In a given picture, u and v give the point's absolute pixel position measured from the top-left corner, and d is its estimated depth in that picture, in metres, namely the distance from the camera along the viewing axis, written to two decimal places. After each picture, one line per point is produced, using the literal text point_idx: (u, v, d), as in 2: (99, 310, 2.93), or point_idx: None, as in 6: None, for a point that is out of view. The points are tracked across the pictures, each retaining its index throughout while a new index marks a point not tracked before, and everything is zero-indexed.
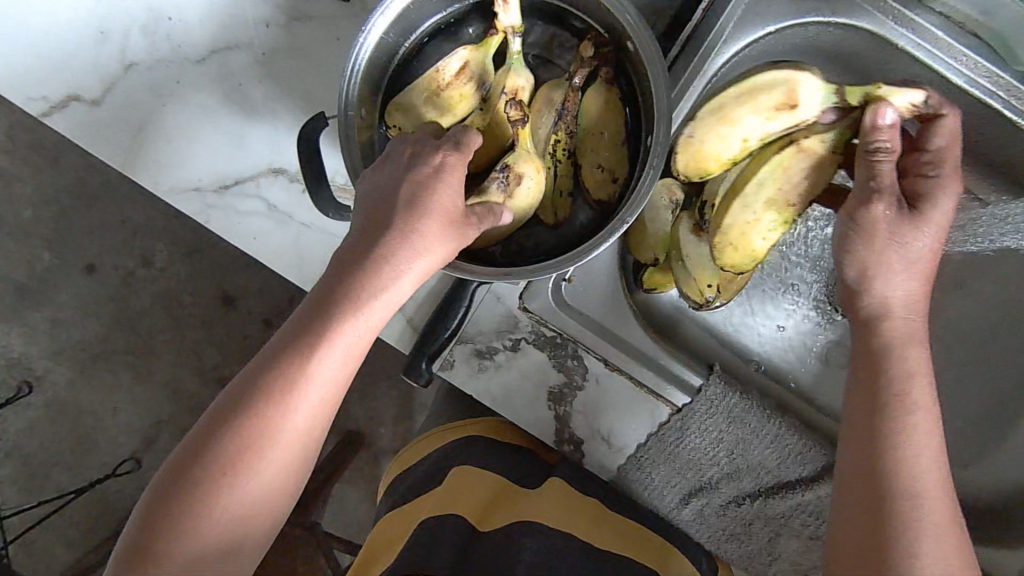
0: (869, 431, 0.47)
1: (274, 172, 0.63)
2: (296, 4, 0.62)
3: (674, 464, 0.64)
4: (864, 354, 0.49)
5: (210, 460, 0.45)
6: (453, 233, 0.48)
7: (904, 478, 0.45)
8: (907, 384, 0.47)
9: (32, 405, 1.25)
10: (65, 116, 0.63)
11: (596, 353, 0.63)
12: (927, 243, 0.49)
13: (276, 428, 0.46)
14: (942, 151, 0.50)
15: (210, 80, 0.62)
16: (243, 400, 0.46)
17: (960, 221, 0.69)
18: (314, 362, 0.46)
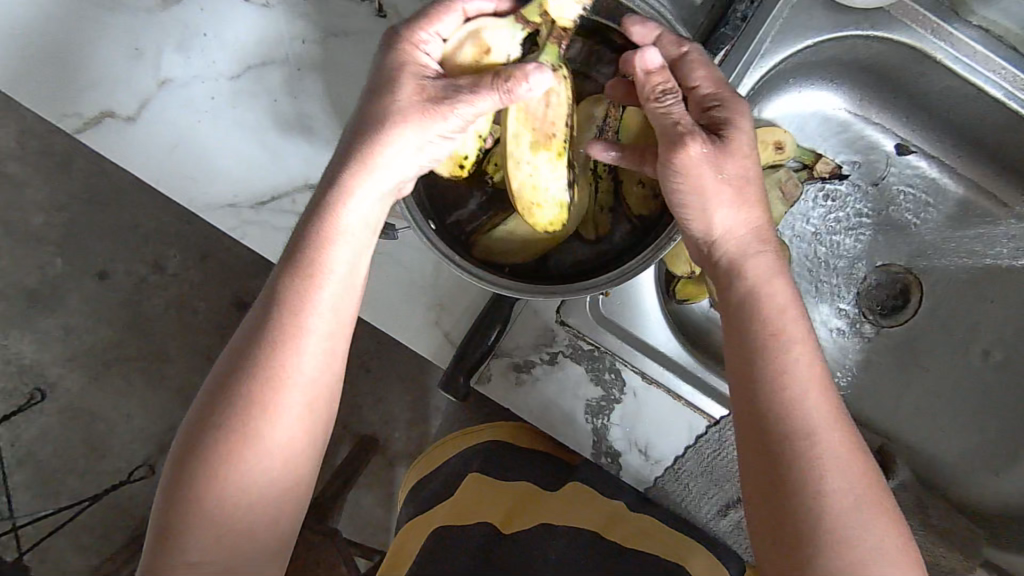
0: (752, 378, 0.41)
1: (310, 188, 0.63)
2: (333, 20, 0.62)
3: (711, 476, 0.64)
4: (725, 302, 0.44)
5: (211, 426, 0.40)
6: (425, 118, 0.43)
7: (810, 431, 0.39)
8: (774, 320, 0.42)
9: (45, 412, 1.24)
10: (100, 132, 0.63)
11: (633, 367, 0.63)
12: (747, 167, 0.45)
13: (273, 374, 0.41)
14: (715, 80, 0.47)
15: (244, 95, 0.62)
16: (224, 381, 0.41)
17: (987, 233, 0.72)
18: (289, 310, 0.41)
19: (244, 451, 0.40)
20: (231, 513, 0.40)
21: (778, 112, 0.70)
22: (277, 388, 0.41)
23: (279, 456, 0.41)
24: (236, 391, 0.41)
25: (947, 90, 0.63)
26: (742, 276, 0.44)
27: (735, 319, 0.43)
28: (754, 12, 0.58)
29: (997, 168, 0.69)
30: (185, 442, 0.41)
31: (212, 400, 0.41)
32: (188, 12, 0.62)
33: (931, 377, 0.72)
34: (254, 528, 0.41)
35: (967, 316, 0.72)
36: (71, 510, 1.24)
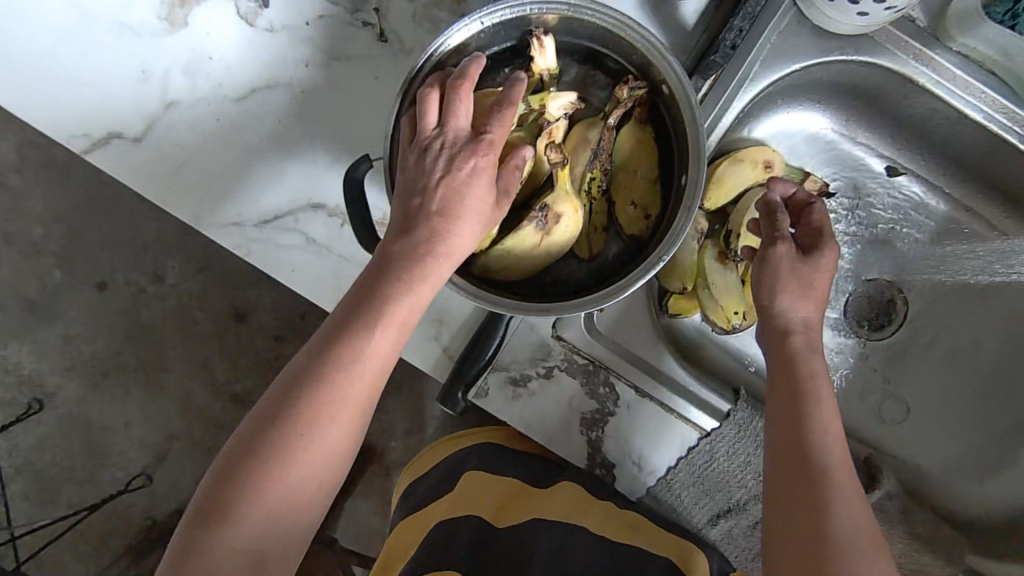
0: (795, 423, 0.51)
1: (313, 207, 0.65)
2: (336, 45, 0.63)
3: (703, 486, 0.66)
4: (777, 358, 0.54)
5: (269, 443, 0.46)
6: (486, 218, 0.51)
7: (829, 471, 0.49)
8: (815, 384, 0.52)
9: (43, 420, 1.25)
10: (106, 153, 0.64)
11: (627, 382, 0.65)
12: (822, 283, 0.54)
13: (328, 409, 0.47)
14: (822, 222, 0.56)
15: (248, 118, 0.64)
16: (292, 396, 0.47)
17: (968, 254, 0.74)
18: (356, 350, 0.48)
19: (292, 468, 0.47)
20: (277, 511, 0.47)
21: (765, 131, 0.72)
22: (336, 414, 0.48)
23: (321, 475, 0.48)
24: (304, 410, 0.47)
25: (929, 112, 0.65)
26: (791, 344, 0.53)
27: (782, 370, 0.53)
28: (739, 44, 0.60)
29: (980, 187, 0.71)
30: (248, 442, 0.47)
31: (280, 412, 0.47)
32: (194, 37, 0.64)
33: (913, 387, 0.75)
34: (290, 526, 0.48)
35: (950, 329, 0.74)
36: (70, 519, 1.25)
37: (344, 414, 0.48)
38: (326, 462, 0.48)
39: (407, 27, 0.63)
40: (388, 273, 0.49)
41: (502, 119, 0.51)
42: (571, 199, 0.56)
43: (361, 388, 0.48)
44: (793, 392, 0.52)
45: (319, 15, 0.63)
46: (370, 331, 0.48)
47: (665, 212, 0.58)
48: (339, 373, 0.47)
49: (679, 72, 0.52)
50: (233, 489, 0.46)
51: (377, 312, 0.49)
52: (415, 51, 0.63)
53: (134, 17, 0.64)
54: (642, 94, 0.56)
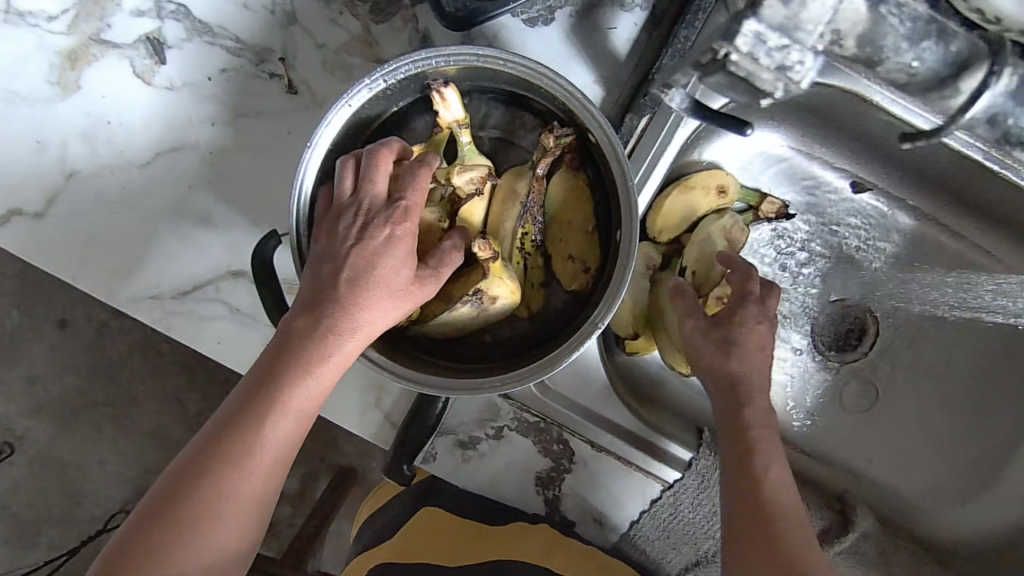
0: (743, 467, 0.47)
1: (233, 275, 0.60)
2: (242, 100, 0.59)
3: (669, 538, 0.62)
4: (725, 408, 0.50)
5: (147, 557, 0.40)
6: (404, 290, 0.46)
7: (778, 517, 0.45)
8: (758, 428, 0.48)
9: (17, 463, 1.21)
10: (7, 231, 0.59)
11: (581, 438, 0.61)
12: (759, 338, 0.50)
13: (216, 514, 0.42)
14: (743, 280, 0.52)
15: (158, 183, 0.60)
16: (185, 485, 0.42)
17: (964, 291, 0.70)
18: (258, 436, 0.43)
19: (186, 567, 0.41)
20: None
21: (717, 153, 0.67)
22: (236, 506, 0.43)
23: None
24: (199, 502, 0.42)
25: (887, 127, 0.60)
26: (737, 395, 0.49)
27: (727, 409, 0.50)
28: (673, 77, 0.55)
29: (950, 202, 0.66)
30: (136, 534, 0.41)
31: (172, 503, 0.42)
32: (90, 99, 0.59)
33: (893, 408, 0.71)
34: None
35: (924, 348, 0.70)
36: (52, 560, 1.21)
37: (244, 505, 0.43)
38: (218, 562, 0.42)
39: (317, 75, 0.59)
40: (295, 349, 0.44)
41: (423, 175, 0.47)
42: (508, 281, 0.51)
43: (257, 488, 0.43)
44: (741, 434, 0.48)
45: (222, 69, 0.59)
46: (271, 419, 0.43)
47: (604, 264, 0.53)
48: (239, 461, 0.42)
49: (603, 124, 0.48)
50: None
51: (275, 404, 0.43)
52: (328, 101, 0.59)
53: (23, 83, 0.59)
54: (570, 141, 0.52)
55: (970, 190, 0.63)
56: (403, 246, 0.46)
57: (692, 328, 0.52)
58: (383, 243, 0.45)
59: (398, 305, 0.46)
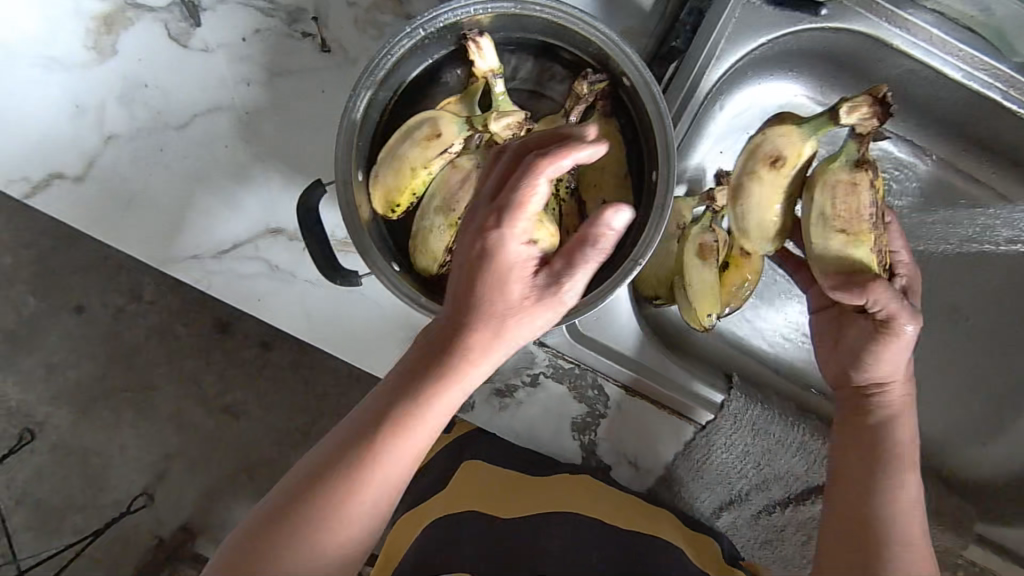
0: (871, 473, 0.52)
1: (272, 233, 0.62)
2: (275, 59, 0.60)
3: (703, 479, 0.64)
4: (858, 420, 0.53)
5: (283, 535, 0.43)
6: (518, 303, 0.42)
7: (902, 533, 0.50)
8: (893, 441, 0.52)
9: (37, 451, 1.17)
10: (49, 196, 0.61)
11: (615, 382, 0.63)
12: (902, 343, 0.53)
13: (331, 556, 0.44)
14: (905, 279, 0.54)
15: (198, 145, 0.61)
16: (321, 477, 0.44)
17: (968, 219, 0.71)
18: (394, 440, 0.43)
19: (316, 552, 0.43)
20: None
21: (737, 101, 0.68)
22: (363, 503, 0.44)
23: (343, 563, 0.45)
24: (327, 493, 0.43)
25: (908, 73, 0.62)
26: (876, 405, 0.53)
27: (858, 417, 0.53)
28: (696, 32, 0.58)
29: (967, 144, 0.68)
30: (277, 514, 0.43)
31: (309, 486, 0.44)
32: (126, 63, 0.60)
33: (925, 352, 0.71)
34: None
35: (953, 292, 0.71)
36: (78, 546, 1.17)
37: (370, 505, 0.44)
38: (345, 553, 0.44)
39: (349, 33, 0.60)
40: (435, 360, 0.43)
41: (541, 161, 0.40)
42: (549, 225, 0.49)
43: (385, 490, 0.44)
44: (871, 446, 0.52)
45: (256, 30, 0.60)
46: (404, 430, 0.43)
47: (638, 207, 0.55)
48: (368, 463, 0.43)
49: (645, 75, 0.50)
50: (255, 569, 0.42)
51: (380, 450, 0.43)
52: (360, 58, 0.60)
53: (59, 48, 0.60)
54: (603, 87, 0.53)
55: (993, 134, 0.65)
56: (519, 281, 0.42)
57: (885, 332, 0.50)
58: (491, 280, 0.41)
59: (526, 321, 0.42)
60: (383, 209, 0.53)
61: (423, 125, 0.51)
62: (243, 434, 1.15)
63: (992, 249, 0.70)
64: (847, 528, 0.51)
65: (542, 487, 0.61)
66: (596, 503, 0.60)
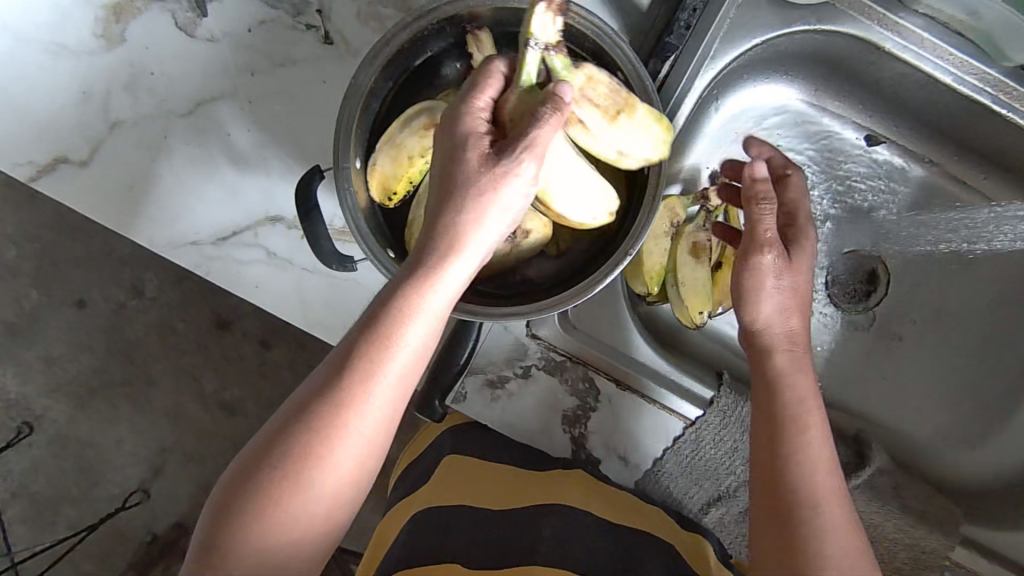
0: (783, 446, 0.49)
1: (271, 221, 0.63)
2: (278, 50, 0.62)
3: (691, 475, 0.65)
4: (762, 382, 0.51)
5: (279, 457, 0.41)
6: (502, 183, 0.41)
7: (813, 499, 0.47)
8: (800, 407, 0.50)
9: (35, 444, 1.17)
10: (54, 180, 0.62)
11: (606, 375, 0.64)
12: (800, 285, 0.52)
13: (307, 510, 0.41)
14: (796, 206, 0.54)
15: (200, 133, 0.62)
16: (315, 394, 0.42)
17: (962, 221, 0.72)
18: (387, 344, 0.42)
19: (316, 473, 0.41)
20: (297, 520, 0.41)
21: (732, 103, 0.69)
22: (360, 417, 0.42)
23: (347, 487, 0.42)
24: (325, 409, 0.41)
25: (899, 77, 0.63)
26: (771, 365, 0.51)
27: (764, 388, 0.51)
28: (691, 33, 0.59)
29: (959, 149, 0.69)
30: (272, 437, 0.41)
31: (303, 405, 0.42)
32: (132, 51, 0.61)
33: (909, 354, 0.73)
34: (305, 540, 0.42)
35: (939, 295, 0.72)
36: (71, 540, 1.18)
37: (369, 419, 0.42)
38: (348, 475, 0.42)
39: (352, 25, 0.61)
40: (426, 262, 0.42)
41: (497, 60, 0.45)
42: (540, 215, 0.54)
43: (383, 403, 0.42)
44: (776, 414, 0.50)
45: (261, 21, 0.61)
46: (394, 335, 0.42)
47: (632, 201, 0.56)
48: (363, 373, 0.41)
49: (639, 69, 0.50)
50: (251, 496, 0.40)
51: (349, 392, 0.41)
52: (362, 50, 0.62)
53: (68, 36, 0.61)
54: None
55: (984, 138, 0.65)
56: (484, 157, 0.42)
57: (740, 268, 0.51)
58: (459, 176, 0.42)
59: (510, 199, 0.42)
60: (380, 196, 0.53)
61: (420, 115, 0.51)
62: (238, 430, 1.16)
63: (991, 250, 0.71)
64: (773, 507, 0.48)
65: (540, 480, 0.61)
66: (594, 500, 0.60)
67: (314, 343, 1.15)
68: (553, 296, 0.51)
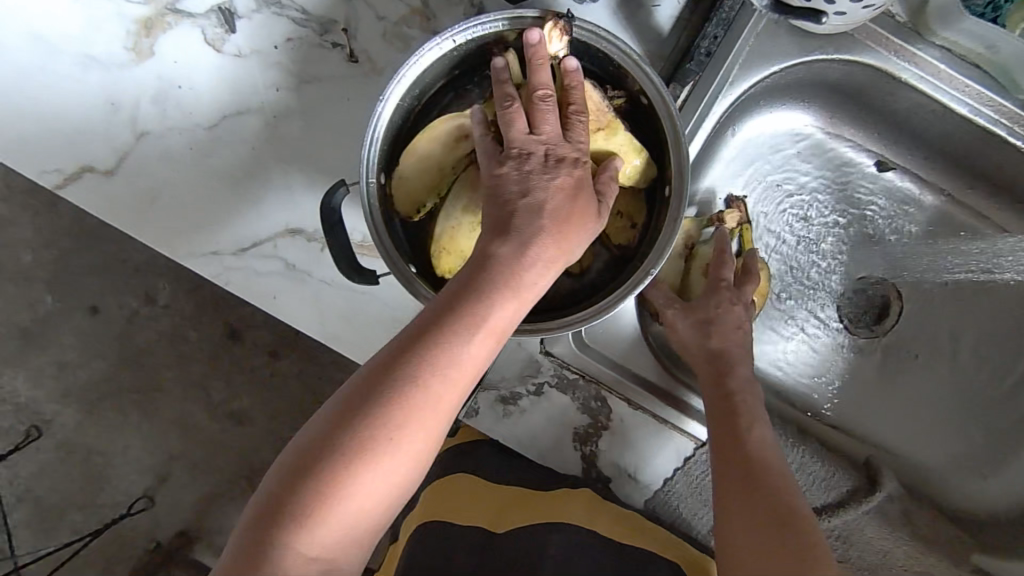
0: (735, 427, 0.53)
1: (291, 233, 0.64)
2: (305, 67, 0.63)
3: (702, 496, 0.65)
4: (718, 381, 0.56)
5: (345, 446, 0.41)
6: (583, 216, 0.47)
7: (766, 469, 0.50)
8: (745, 400, 0.55)
9: (43, 448, 1.18)
10: (79, 186, 0.63)
11: (617, 394, 0.64)
12: (735, 314, 0.58)
13: (370, 498, 0.41)
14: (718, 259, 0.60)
15: (224, 145, 0.63)
16: (382, 386, 0.42)
17: (970, 252, 0.72)
18: (459, 345, 0.43)
19: (383, 463, 0.41)
20: (359, 507, 0.41)
21: (746, 126, 0.70)
22: (428, 412, 0.42)
23: (403, 477, 0.43)
24: (395, 403, 0.41)
25: (915, 107, 0.64)
26: (729, 371, 0.57)
27: (716, 390, 0.56)
28: (711, 59, 0.60)
29: (973, 181, 0.70)
30: (337, 426, 0.41)
31: (371, 398, 0.41)
32: (161, 64, 0.63)
33: (920, 380, 0.73)
34: (362, 526, 0.42)
35: (952, 325, 0.72)
36: (74, 545, 1.18)
37: (435, 416, 0.43)
38: (407, 466, 0.43)
39: (377, 45, 0.63)
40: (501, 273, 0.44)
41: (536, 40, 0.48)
42: None
43: (449, 402, 0.43)
44: (726, 407, 0.55)
45: (288, 38, 0.63)
46: (467, 337, 0.43)
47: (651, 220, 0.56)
48: (434, 372, 0.42)
49: (663, 94, 0.51)
50: (317, 481, 0.40)
51: (435, 375, 0.42)
52: (386, 69, 0.63)
53: (99, 47, 0.63)
54: (620, 104, 0.55)
55: (998, 169, 0.66)
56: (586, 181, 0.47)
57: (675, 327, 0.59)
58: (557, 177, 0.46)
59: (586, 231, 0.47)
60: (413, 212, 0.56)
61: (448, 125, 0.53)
62: (246, 440, 1.17)
63: (1001, 279, 0.71)
64: (737, 479, 0.50)
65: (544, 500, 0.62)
66: (598, 520, 0.60)
67: (323, 355, 1.16)
68: (573, 313, 0.52)
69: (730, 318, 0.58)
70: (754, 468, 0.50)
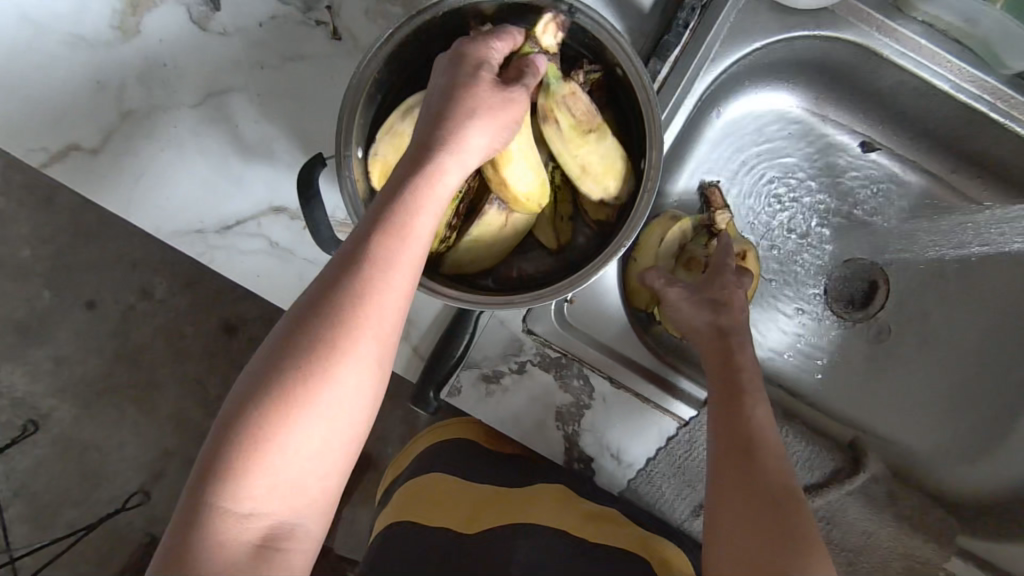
0: (735, 401, 0.51)
1: (275, 211, 0.64)
2: (288, 44, 0.63)
3: (684, 476, 0.64)
4: (719, 351, 0.55)
5: (271, 384, 0.40)
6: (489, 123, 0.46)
7: (766, 451, 0.49)
8: (746, 373, 0.53)
9: (39, 443, 1.18)
10: (64, 165, 0.63)
11: (600, 372, 0.64)
12: (737, 299, 0.57)
13: (309, 438, 0.40)
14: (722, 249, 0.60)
15: (209, 124, 0.63)
16: (302, 322, 0.41)
17: (954, 228, 0.72)
18: (375, 267, 0.42)
19: (311, 396, 0.40)
20: (299, 449, 0.40)
21: (730, 108, 0.70)
22: (351, 338, 0.41)
23: (343, 413, 0.41)
24: (313, 333, 0.41)
25: (898, 85, 0.64)
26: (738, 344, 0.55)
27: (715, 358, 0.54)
28: (692, 34, 0.60)
29: (959, 162, 0.69)
30: (265, 369, 0.40)
31: (292, 334, 0.41)
32: (147, 43, 0.63)
33: (908, 364, 0.72)
34: (309, 471, 0.41)
35: (939, 307, 0.72)
36: (70, 540, 1.18)
37: (361, 341, 0.41)
38: (342, 399, 0.41)
39: (361, 23, 0.63)
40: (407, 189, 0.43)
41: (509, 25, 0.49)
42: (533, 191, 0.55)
43: (371, 326, 0.42)
44: (725, 378, 0.53)
45: (272, 16, 0.63)
46: (378, 257, 0.42)
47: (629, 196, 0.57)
48: (349, 296, 0.41)
49: (639, 71, 0.50)
50: (250, 425, 0.39)
51: (352, 300, 0.41)
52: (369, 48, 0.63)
53: (86, 28, 0.63)
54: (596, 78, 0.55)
55: (983, 147, 0.66)
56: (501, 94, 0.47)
57: (675, 306, 0.58)
58: (454, 109, 0.45)
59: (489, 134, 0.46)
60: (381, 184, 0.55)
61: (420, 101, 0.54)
62: None
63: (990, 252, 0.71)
64: (732, 460, 0.49)
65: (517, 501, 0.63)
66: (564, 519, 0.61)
67: None
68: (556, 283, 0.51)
69: (737, 302, 0.57)
70: (753, 450, 0.49)
